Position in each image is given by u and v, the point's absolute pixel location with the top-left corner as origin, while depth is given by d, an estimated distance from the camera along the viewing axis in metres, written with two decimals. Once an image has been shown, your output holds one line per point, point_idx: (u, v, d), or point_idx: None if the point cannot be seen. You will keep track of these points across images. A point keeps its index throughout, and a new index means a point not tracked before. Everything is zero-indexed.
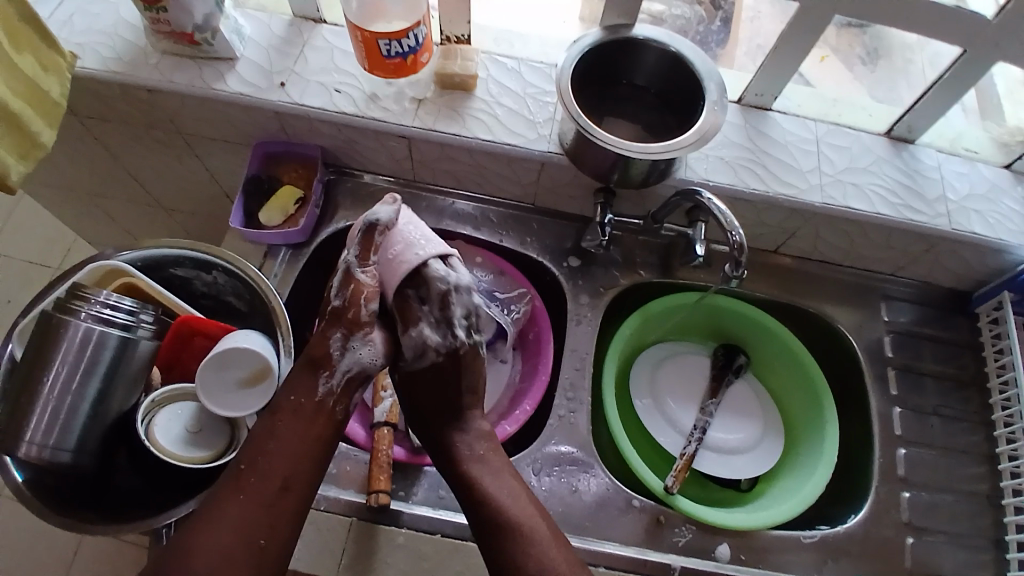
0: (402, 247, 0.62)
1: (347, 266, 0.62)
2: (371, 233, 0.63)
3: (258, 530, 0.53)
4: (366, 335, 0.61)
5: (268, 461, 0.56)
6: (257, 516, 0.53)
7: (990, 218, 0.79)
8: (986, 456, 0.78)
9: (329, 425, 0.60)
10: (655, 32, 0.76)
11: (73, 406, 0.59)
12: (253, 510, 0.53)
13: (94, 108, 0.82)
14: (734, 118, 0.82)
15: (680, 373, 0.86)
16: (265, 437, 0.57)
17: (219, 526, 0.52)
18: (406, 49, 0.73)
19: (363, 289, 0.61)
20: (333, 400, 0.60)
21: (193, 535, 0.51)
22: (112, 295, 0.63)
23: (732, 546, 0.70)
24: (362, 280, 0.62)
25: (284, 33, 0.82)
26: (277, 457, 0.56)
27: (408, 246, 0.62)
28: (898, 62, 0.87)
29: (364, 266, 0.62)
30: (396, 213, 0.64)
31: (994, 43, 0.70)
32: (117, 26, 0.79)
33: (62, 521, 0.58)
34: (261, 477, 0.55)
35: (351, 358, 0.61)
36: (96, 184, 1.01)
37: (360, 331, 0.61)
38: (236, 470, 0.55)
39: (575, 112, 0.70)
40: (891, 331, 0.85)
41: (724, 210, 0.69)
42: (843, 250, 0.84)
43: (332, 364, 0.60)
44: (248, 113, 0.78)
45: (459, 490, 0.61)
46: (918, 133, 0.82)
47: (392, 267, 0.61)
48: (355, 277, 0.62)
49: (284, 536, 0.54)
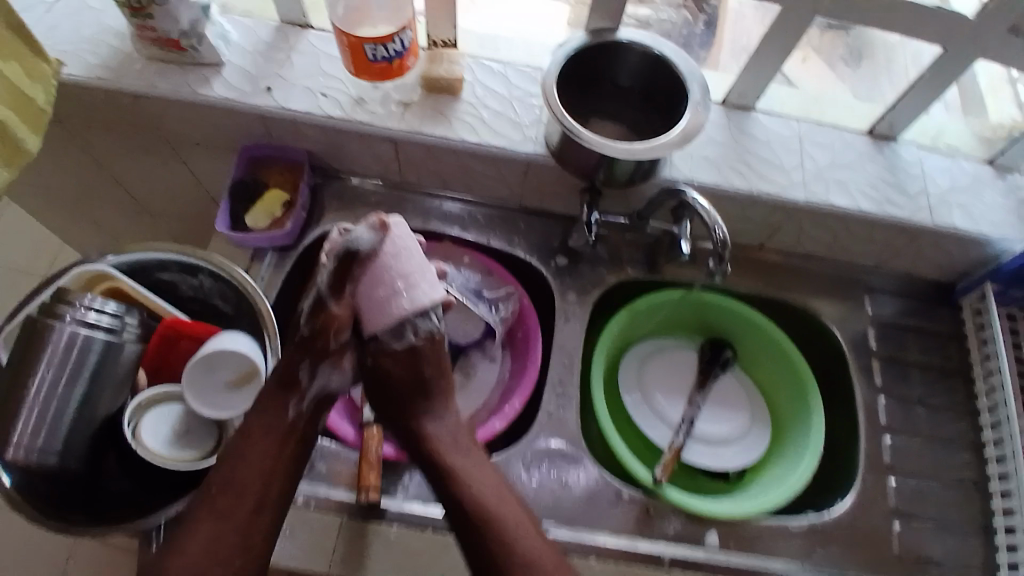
0: (384, 276, 0.60)
1: (319, 295, 0.62)
2: (348, 259, 0.61)
3: (231, 551, 0.54)
4: (335, 362, 0.63)
5: (237, 482, 0.56)
6: (230, 539, 0.54)
7: (971, 211, 0.80)
8: (972, 444, 0.79)
9: (298, 442, 0.60)
10: (639, 35, 0.76)
11: (59, 410, 0.59)
12: (224, 533, 0.55)
13: (79, 115, 0.82)
14: (717, 118, 0.83)
15: (667, 368, 0.86)
16: (234, 459, 0.57)
17: (193, 547, 0.53)
18: (391, 53, 0.74)
19: (335, 320, 0.61)
20: (303, 423, 0.61)
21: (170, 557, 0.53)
22: (98, 299, 0.62)
23: (721, 535, 0.70)
24: (334, 309, 0.61)
25: (268, 38, 0.82)
26: (246, 479, 0.57)
27: (399, 283, 0.60)
28: (880, 61, 0.88)
29: (336, 296, 0.62)
30: (375, 238, 0.62)
31: (970, 38, 0.71)
32: (102, 33, 0.79)
33: (50, 526, 0.58)
34: (232, 499, 0.56)
35: (319, 384, 0.63)
36: (82, 191, 1.00)
37: (329, 359, 0.62)
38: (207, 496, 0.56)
39: (560, 114, 0.70)
40: (876, 324, 0.85)
41: (707, 207, 0.69)
42: (827, 244, 0.85)
43: (301, 389, 0.62)
44: (233, 116, 0.79)
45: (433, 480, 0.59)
46: (899, 131, 0.83)
47: (382, 303, 0.61)
48: (327, 308, 0.61)
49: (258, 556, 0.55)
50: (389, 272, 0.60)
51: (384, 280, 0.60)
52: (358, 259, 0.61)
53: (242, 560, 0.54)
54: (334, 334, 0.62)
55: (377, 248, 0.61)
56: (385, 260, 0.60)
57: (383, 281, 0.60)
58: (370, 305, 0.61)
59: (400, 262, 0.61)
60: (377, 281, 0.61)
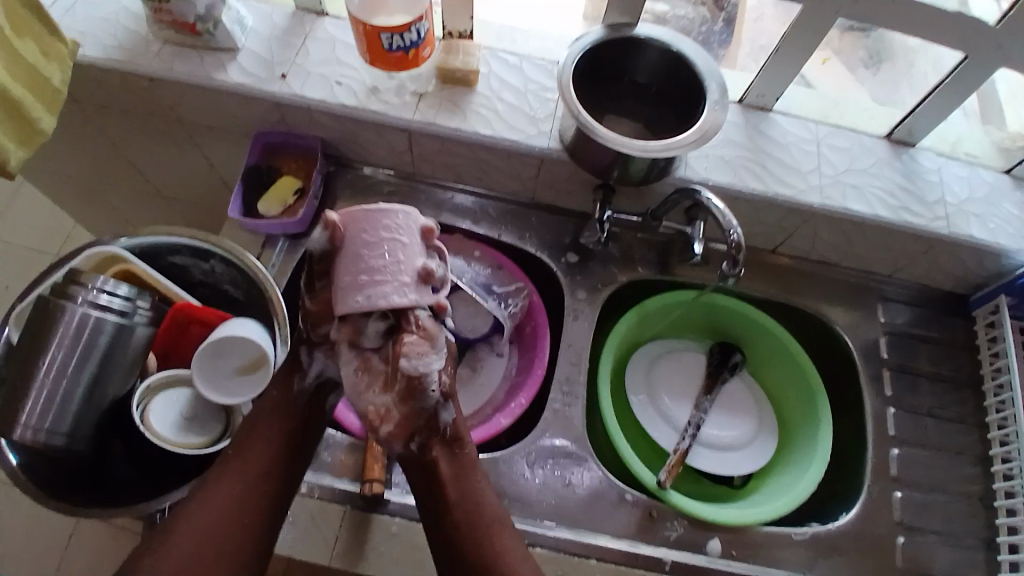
0: (354, 266, 0.54)
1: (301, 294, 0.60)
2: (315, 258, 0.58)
3: (239, 515, 0.57)
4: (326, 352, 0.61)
5: (247, 449, 0.60)
6: (237, 504, 0.57)
7: (988, 222, 0.79)
8: (980, 458, 0.78)
9: (302, 420, 0.63)
10: (657, 31, 0.76)
11: (69, 391, 0.59)
12: (234, 496, 0.57)
13: (95, 96, 0.82)
14: (734, 118, 0.83)
15: (676, 371, 0.86)
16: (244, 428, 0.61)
17: (205, 509, 0.56)
18: (407, 43, 0.73)
19: (312, 316, 0.59)
20: (303, 402, 0.63)
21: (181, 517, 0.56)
22: (109, 282, 0.63)
23: (723, 541, 0.70)
24: (310, 306, 0.59)
25: (285, 24, 0.82)
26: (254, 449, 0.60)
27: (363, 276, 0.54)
28: (902, 66, 0.84)
29: (312, 293, 0.58)
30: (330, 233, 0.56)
31: (995, 47, 0.70)
32: (120, 14, 0.79)
33: (57, 506, 0.58)
34: (239, 467, 0.59)
35: (319, 366, 0.62)
36: (96, 172, 1.01)
37: (320, 348, 0.61)
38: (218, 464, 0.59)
39: (576, 109, 0.70)
40: (887, 332, 0.85)
41: (722, 208, 0.69)
42: (841, 250, 0.84)
43: (303, 368, 0.63)
44: (249, 103, 0.78)
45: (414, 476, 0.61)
46: (919, 137, 0.82)
47: (345, 295, 0.54)
48: (307, 305, 0.59)
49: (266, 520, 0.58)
50: (356, 262, 0.54)
51: (351, 272, 0.54)
52: (321, 258, 0.57)
53: (250, 518, 0.57)
54: (312, 328, 0.59)
55: (332, 247, 0.56)
56: (355, 250, 0.55)
57: (347, 274, 0.55)
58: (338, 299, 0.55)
59: (364, 254, 0.54)
60: (345, 275, 0.55)
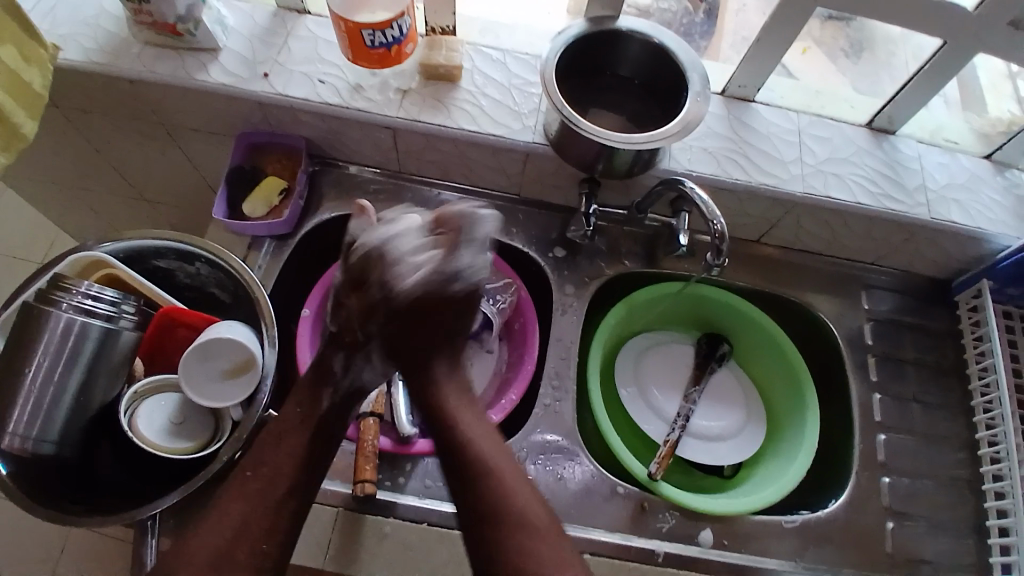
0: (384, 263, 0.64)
1: (336, 293, 0.66)
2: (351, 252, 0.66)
3: (258, 531, 0.55)
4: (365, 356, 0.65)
5: (270, 465, 0.58)
6: (260, 521, 0.55)
7: (969, 208, 0.80)
8: (965, 441, 0.79)
9: (328, 435, 0.62)
10: (639, 23, 0.76)
11: (55, 397, 0.59)
12: (255, 512, 0.56)
13: (75, 100, 0.81)
14: (717, 109, 0.83)
15: (664, 363, 0.86)
16: (268, 448, 0.59)
17: (224, 526, 0.55)
18: (390, 40, 0.73)
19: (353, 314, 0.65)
20: (333, 415, 0.63)
21: (196, 535, 0.54)
22: (94, 285, 0.62)
23: (714, 531, 0.71)
24: (349, 304, 0.65)
25: (266, 23, 0.82)
26: (276, 460, 0.59)
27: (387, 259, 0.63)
28: (880, 56, 0.86)
29: (348, 293, 0.65)
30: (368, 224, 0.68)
31: (974, 33, 0.71)
32: (98, 16, 0.78)
33: (46, 513, 0.58)
34: (263, 483, 0.57)
35: (353, 375, 0.65)
36: (77, 176, 1.00)
37: (358, 352, 0.65)
38: (240, 475, 0.58)
39: (560, 103, 0.70)
40: (872, 319, 0.86)
41: (706, 200, 0.69)
42: (826, 239, 0.85)
43: (335, 380, 0.64)
44: (231, 104, 0.78)
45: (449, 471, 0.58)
46: (899, 124, 0.83)
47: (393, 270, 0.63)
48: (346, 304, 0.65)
49: (284, 539, 0.56)
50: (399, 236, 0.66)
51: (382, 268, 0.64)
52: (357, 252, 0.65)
53: (269, 535, 0.55)
54: (352, 327, 0.65)
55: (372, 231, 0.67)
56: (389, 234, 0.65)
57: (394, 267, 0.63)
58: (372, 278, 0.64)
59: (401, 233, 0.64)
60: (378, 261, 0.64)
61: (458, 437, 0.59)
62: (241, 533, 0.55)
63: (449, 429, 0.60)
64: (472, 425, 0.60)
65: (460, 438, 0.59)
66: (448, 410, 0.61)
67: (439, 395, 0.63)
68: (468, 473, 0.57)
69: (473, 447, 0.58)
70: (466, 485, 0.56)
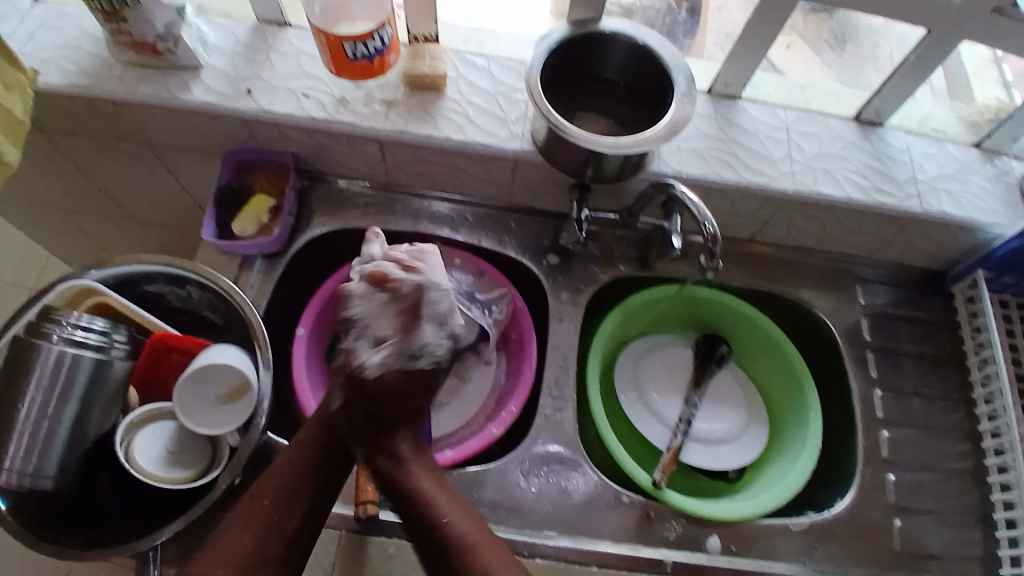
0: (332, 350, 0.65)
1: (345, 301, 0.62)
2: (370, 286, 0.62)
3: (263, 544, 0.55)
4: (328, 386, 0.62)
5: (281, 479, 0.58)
6: (263, 536, 0.56)
7: (959, 197, 0.80)
8: (968, 433, 0.80)
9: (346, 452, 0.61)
10: (622, 24, 0.75)
11: (50, 431, 0.58)
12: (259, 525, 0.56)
13: (60, 124, 0.80)
14: (703, 108, 0.83)
15: (663, 368, 0.86)
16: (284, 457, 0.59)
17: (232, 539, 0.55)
18: (372, 51, 0.73)
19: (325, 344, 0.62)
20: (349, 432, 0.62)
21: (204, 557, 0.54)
22: (83, 317, 0.62)
23: (722, 537, 0.70)
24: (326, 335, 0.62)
25: (249, 38, 0.81)
26: (295, 491, 0.58)
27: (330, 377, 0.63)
28: (865, 48, 0.89)
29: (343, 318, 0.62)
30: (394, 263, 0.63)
31: (958, 21, 0.71)
32: (80, 40, 0.77)
33: (51, 551, 0.57)
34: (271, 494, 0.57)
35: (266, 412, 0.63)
36: (63, 199, 0.98)
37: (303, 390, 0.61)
38: (256, 501, 0.57)
39: (546, 109, 0.69)
40: (868, 314, 0.86)
41: (696, 202, 0.68)
42: (819, 236, 0.85)
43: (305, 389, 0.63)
44: (217, 122, 0.77)
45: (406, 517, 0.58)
46: (885, 116, 0.83)
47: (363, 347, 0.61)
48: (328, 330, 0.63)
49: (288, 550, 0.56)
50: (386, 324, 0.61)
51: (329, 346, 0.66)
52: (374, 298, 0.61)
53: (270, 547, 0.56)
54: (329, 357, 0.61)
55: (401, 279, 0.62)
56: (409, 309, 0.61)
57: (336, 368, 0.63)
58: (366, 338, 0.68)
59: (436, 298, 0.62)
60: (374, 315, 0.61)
61: (457, 543, 0.54)
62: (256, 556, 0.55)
63: (440, 535, 0.55)
64: (467, 525, 0.56)
65: (460, 545, 0.54)
66: (425, 496, 0.57)
67: (413, 487, 0.58)
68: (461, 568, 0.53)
69: (458, 538, 0.55)
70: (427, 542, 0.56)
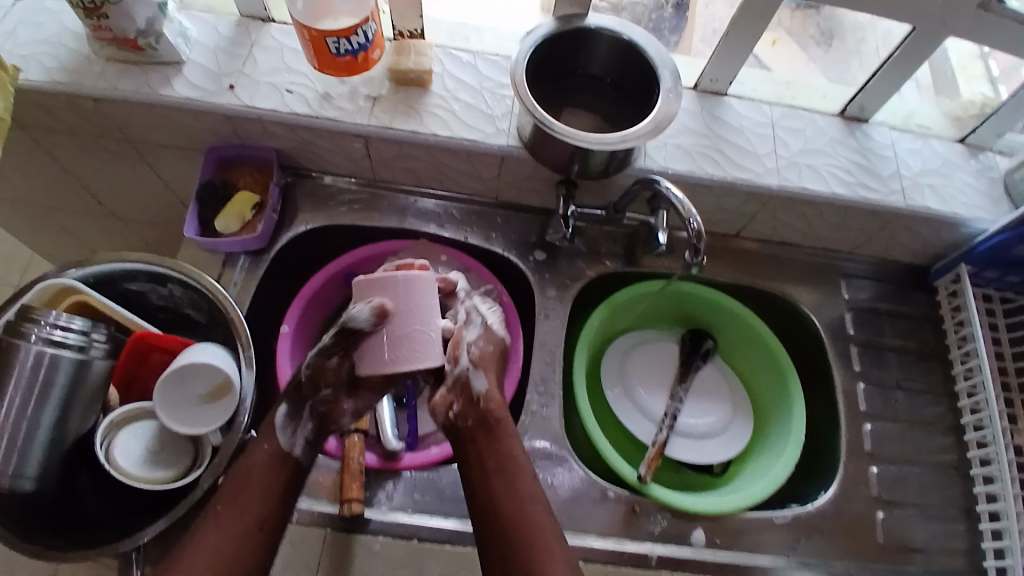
0: (419, 315, 0.55)
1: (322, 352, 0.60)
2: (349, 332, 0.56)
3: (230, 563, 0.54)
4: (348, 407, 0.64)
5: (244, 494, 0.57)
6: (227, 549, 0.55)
7: (944, 192, 0.80)
8: (951, 427, 0.80)
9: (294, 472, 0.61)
10: (608, 21, 0.75)
11: (30, 432, 0.58)
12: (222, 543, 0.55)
13: (39, 121, 0.80)
14: (689, 104, 0.83)
15: (649, 363, 0.86)
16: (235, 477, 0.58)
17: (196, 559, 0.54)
18: (355, 46, 0.72)
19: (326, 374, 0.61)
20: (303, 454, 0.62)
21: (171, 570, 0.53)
22: (62, 316, 0.61)
23: (706, 531, 0.71)
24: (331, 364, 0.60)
25: (231, 33, 0.80)
26: (252, 500, 0.57)
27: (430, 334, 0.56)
28: (851, 43, 0.87)
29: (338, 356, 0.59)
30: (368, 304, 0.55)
31: (944, 19, 0.71)
32: (60, 35, 0.77)
33: (30, 551, 0.57)
34: (234, 512, 0.56)
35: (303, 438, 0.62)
36: (46, 196, 0.97)
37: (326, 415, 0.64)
38: (213, 513, 0.56)
39: (531, 106, 0.69)
40: (852, 308, 0.86)
41: (680, 198, 0.68)
42: (804, 231, 0.85)
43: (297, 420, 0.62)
44: (198, 119, 0.76)
45: (476, 463, 0.59)
46: (870, 112, 0.83)
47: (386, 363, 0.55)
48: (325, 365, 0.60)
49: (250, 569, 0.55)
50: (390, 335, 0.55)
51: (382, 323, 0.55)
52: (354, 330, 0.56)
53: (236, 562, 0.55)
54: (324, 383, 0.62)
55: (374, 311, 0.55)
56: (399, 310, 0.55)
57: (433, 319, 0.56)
58: (364, 351, 0.56)
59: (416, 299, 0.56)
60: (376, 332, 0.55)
61: (526, 495, 0.56)
62: (220, 564, 0.54)
63: (511, 475, 0.57)
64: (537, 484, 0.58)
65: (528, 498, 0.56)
66: (507, 445, 0.59)
67: (496, 435, 0.59)
68: (521, 526, 0.54)
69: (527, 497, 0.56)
70: (496, 488, 0.57)
